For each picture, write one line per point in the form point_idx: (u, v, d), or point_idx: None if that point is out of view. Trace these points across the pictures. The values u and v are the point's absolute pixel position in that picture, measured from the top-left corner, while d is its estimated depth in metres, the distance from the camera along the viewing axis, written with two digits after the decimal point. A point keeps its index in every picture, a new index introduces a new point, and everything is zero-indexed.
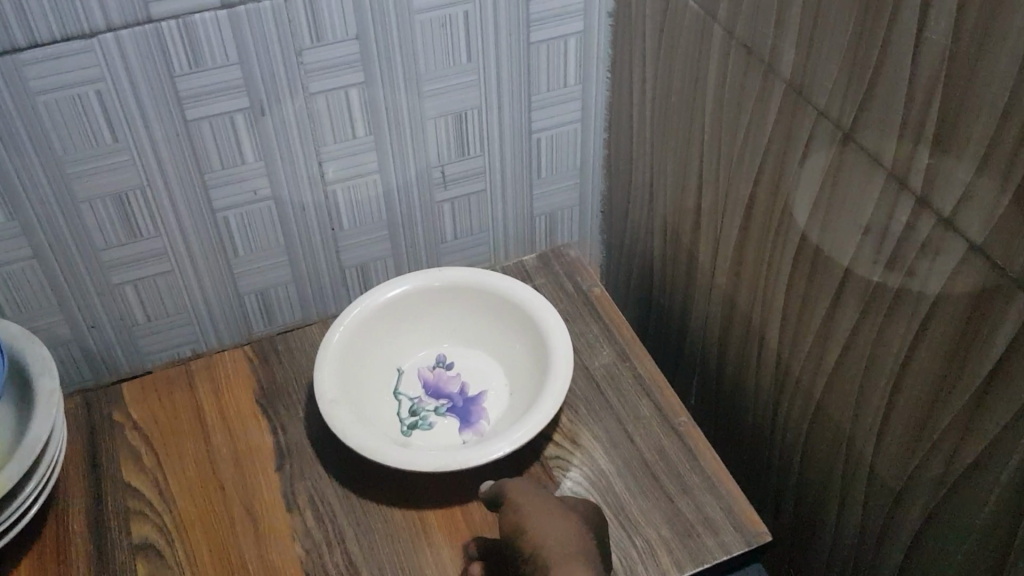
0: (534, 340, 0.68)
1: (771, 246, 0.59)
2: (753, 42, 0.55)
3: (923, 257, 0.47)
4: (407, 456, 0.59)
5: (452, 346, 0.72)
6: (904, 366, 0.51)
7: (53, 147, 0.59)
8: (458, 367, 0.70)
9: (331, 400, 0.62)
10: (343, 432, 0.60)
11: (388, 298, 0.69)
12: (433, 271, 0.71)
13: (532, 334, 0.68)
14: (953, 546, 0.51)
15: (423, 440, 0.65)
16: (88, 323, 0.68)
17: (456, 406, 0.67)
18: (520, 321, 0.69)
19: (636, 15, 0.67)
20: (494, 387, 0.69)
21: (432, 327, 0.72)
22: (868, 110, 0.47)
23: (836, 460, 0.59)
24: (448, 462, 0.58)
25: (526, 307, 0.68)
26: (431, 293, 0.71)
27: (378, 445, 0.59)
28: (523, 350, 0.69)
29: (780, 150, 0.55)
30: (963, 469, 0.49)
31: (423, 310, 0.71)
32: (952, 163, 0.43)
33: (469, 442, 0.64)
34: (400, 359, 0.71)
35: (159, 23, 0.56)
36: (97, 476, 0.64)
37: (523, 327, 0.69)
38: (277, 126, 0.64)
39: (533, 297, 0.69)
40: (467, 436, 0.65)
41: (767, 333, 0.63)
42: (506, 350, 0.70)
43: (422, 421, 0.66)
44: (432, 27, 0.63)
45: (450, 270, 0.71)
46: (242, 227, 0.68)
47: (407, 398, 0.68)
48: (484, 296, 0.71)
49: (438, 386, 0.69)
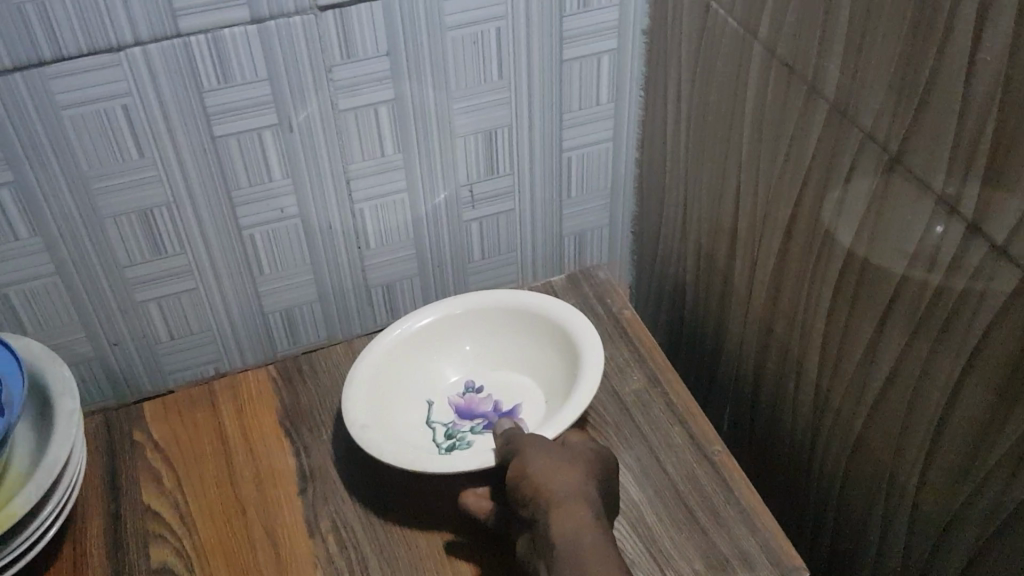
0: (562, 343, 0.66)
1: (812, 271, 0.58)
2: (795, 61, 0.53)
3: (973, 286, 0.45)
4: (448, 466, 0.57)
5: (481, 371, 0.70)
6: (951, 398, 0.49)
7: (78, 161, 0.58)
8: (488, 390, 0.68)
9: (362, 428, 0.61)
10: (378, 454, 0.59)
11: (410, 330, 0.68)
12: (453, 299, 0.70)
13: (559, 337, 0.67)
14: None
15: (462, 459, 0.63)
16: (110, 341, 0.67)
17: (493, 423, 0.65)
18: (545, 330, 0.68)
19: (672, 33, 0.65)
20: (529, 399, 0.67)
21: (459, 353, 0.70)
22: (917, 133, 0.45)
23: (877, 493, 0.57)
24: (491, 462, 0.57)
25: (550, 314, 0.67)
26: (454, 319, 0.69)
27: (415, 463, 0.58)
28: (552, 356, 0.67)
29: (822, 174, 0.54)
30: (1013, 507, 0.47)
31: (448, 336, 0.70)
32: (1005, 189, 0.41)
33: None
34: (431, 388, 0.69)
35: (188, 37, 0.55)
36: (116, 497, 0.63)
37: (553, 339, 0.67)
38: (305, 142, 0.63)
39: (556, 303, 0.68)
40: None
41: (805, 360, 0.61)
42: (535, 364, 0.68)
43: (460, 441, 0.64)
44: (464, 44, 0.62)
45: (470, 296, 0.70)
46: (268, 246, 0.67)
47: (441, 425, 0.66)
48: (507, 314, 0.69)
49: (469, 409, 0.67)
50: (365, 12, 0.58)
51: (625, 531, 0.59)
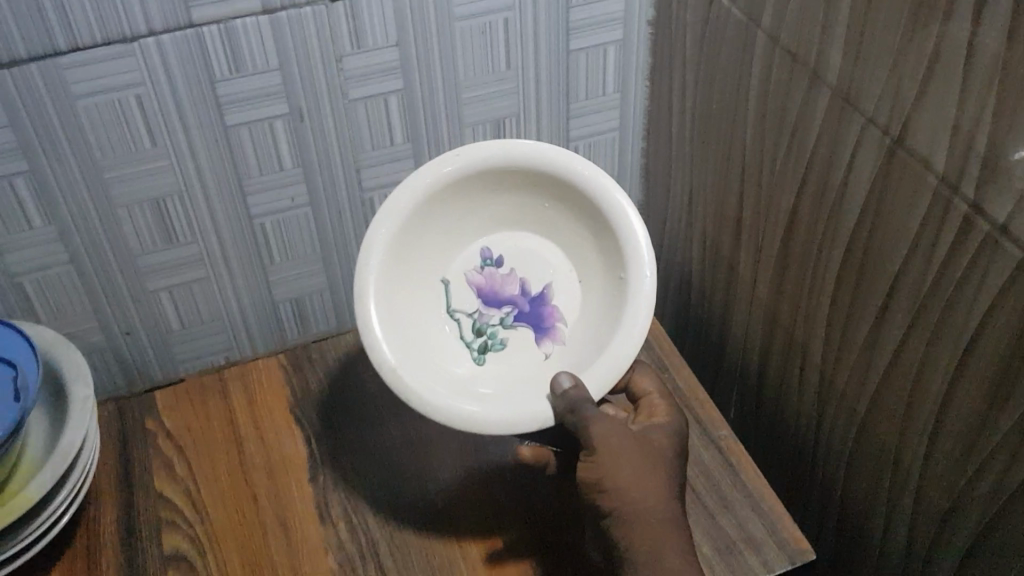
0: (593, 218, 0.57)
1: (816, 256, 0.58)
2: (798, 48, 0.54)
3: (973, 269, 0.45)
4: (506, 416, 0.52)
5: (494, 238, 0.60)
6: (952, 382, 0.49)
7: (91, 150, 0.59)
8: (510, 264, 0.60)
9: (388, 369, 0.53)
10: (428, 407, 0.52)
11: (413, 198, 0.56)
12: (452, 155, 0.57)
13: (586, 207, 0.57)
14: (1003, 567, 0.50)
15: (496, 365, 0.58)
16: (122, 329, 0.68)
17: (524, 312, 0.59)
18: (572, 197, 0.57)
19: (677, 23, 0.66)
20: (555, 273, 0.60)
21: (468, 220, 0.59)
22: (918, 117, 0.46)
23: (882, 476, 0.58)
24: (551, 420, 0.52)
25: (574, 178, 0.56)
26: (461, 184, 0.58)
27: (466, 412, 0.52)
28: (583, 230, 0.58)
29: (825, 159, 0.54)
30: (1014, 487, 0.47)
31: (456, 202, 0.58)
32: (1003, 173, 0.42)
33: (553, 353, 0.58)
34: (439, 258, 0.60)
35: (200, 28, 0.56)
36: (128, 484, 0.64)
37: (576, 201, 0.57)
38: (315, 131, 0.63)
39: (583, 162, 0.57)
40: (549, 347, 0.58)
41: (811, 344, 0.61)
42: (555, 233, 0.60)
43: (493, 342, 0.59)
44: (471, 34, 0.63)
45: (475, 149, 0.57)
46: (278, 234, 0.68)
47: (465, 315, 0.60)
48: (524, 176, 0.58)
49: (496, 293, 0.60)
50: (374, 3, 0.59)
51: None
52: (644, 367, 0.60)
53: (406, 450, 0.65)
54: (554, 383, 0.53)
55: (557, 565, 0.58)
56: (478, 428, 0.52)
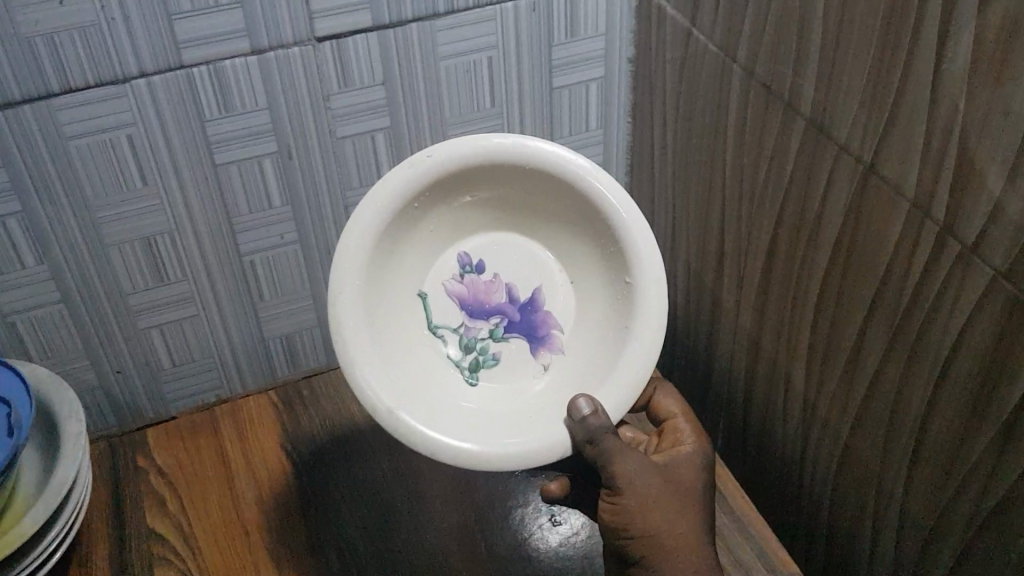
0: (586, 216, 0.56)
1: (796, 283, 0.59)
2: (773, 81, 0.55)
3: (945, 291, 0.46)
4: (522, 449, 0.51)
5: (473, 240, 0.59)
6: (931, 403, 0.50)
7: (84, 190, 0.59)
8: (491, 269, 0.59)
9: (388, 408, 0.51)
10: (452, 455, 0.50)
11: (393, 198, 0.54)
12: (435, 148, 0.54)
13: (579, 203, 0.56)
14: None
15: (494, 382, 0.57)
16: (113, 368, 0.68)
17: (515, 322, 0.58)
18: (563, 193, 0.56)
19: (657, 60, 0.68)
20: (544, 276, 0.59)
21: (447, 219, 0.58)
22: (888, 143, 0.47)
23: (867, 498, 0.58)
24: (568, 447, 0.51)
25: (568, 176, 0.55)
26: (444, 181, 0.55)
27: (479, 451, 0.51)
28: (574, 229, 0.58)
29: (801, 187, 0.56)
30: (994, 504, 0.47)
31: (436, 200, 0.56)
32: (970, 197, 0.43)
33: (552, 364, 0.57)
34: (416, 262, 0.58)
35: (190, 69, 0.57)
36: (120, 521, 0.64)
37: (541, 183, 0.56)
38: (304, 168, 0.65)
39: (577, 158, 0.55)
40: (547, 359, 0.58)
41: (794, 371, 0.62)
42: (541, 232, 0.59)
43: (484, 357, 0.58)
44: (456, 72, 0.65)
45: (459, 143, 0.54)
46: (268, 272, 0.69)
47: (451, 330, 0.58)
48: (509, 169, 0.56)
49: (481, 303, 0.58)
50: (360, 44, 0.61)
51: None
52: (666, 388, 0.63)
53: (396, 487, 0.67)
54: (572, 409, 0.52)
55: (585, 558, 0.62)
56: (495, 465, 0.50)
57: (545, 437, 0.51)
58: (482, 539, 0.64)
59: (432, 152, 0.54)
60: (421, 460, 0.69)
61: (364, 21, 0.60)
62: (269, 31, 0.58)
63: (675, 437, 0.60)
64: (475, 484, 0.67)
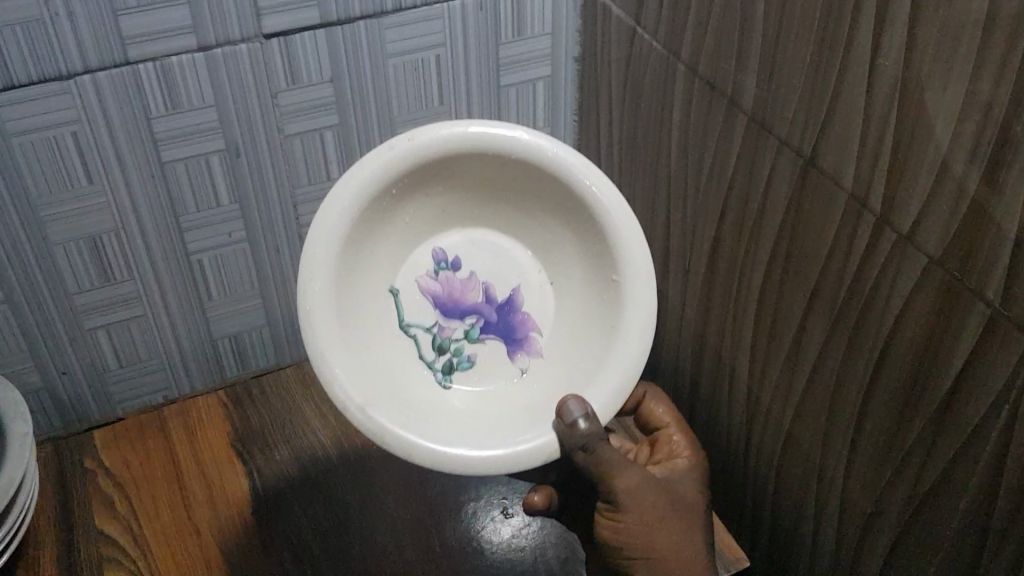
0: (570, 211, 0.56)
1: (739, 278, 0.60)
2: (715, 78, 0.57)
3: (880, 281, 0.48)
4: (505, 455, 0.50)
5: (449, 235, 0.58)
6: (869, 388, 0.51)
7: (27, 189, 0.59)
8: (467, 267, 0.58)
9: (359, 405, 0.50)
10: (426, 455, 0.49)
11: (369, 181, 0.53)
12: (415, 133, 0.54)
13: (563, 196, 0.55)
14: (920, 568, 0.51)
15: (467, 385, 0.57)
16: (58, 369, 0.68)
17: (491, 322, 0.58)
18: (548, 187, 0.56)
19: (602, 58, 0.69)
20: (523, 275, 0.58)
21: (424, 211, 0.57)
22: (827, 137, 0.49)
23: (809, 485, 0.59)
24: (556, 455, 0.50)
25: (554, 167, 0.54)
26: (422, 170, 0.55)
27: (456, 455, 0.50)
28: (557, 226, 0.57)
29: (743, 182, 0.57)
30: (928, 486, 0.48)
31: (413, 190, 0.56)
32: (904, 188, 0.44)
33: (529, 369, 0.57)
34: (389, 256, 0.57)
35: (136, 65, 0.57)
36: (68, 524, 0.64)
37: (516, 171, 0.56)
38: (252, 165, 0.65)
39: (563, 148, 0.54)
40: (524, 362, 0.57)
41: (738, 365, 0.64)
42: (522, 228, 0.58)
43: (458, 360, 0.57)
44: (404, 70, 0.65)
45: (440, 130, 0.54)
46: (216, 271, 0.69)
47: (424, 330, 0.57)
48: (491, 159, 0.55)
49: (457, 302, 0.57)
50: (308, 41, 0.61)
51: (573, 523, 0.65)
52: (655, 392, 0.64)
53: (348, 485, 0.67)
54: (560, 412, 0.50)
55: (537, 548, 0.63)
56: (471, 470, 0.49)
57: (532, 441, 0.50)
58: (434, 534, 0.64)
59: (412, 137, 0.54)
60: (372, 458, 0.69)
61: (312, 18, 0.60)
62: (216, 27, 0.58)
63: (671, 448, 0.62)
64: (426, 480, 0.68)
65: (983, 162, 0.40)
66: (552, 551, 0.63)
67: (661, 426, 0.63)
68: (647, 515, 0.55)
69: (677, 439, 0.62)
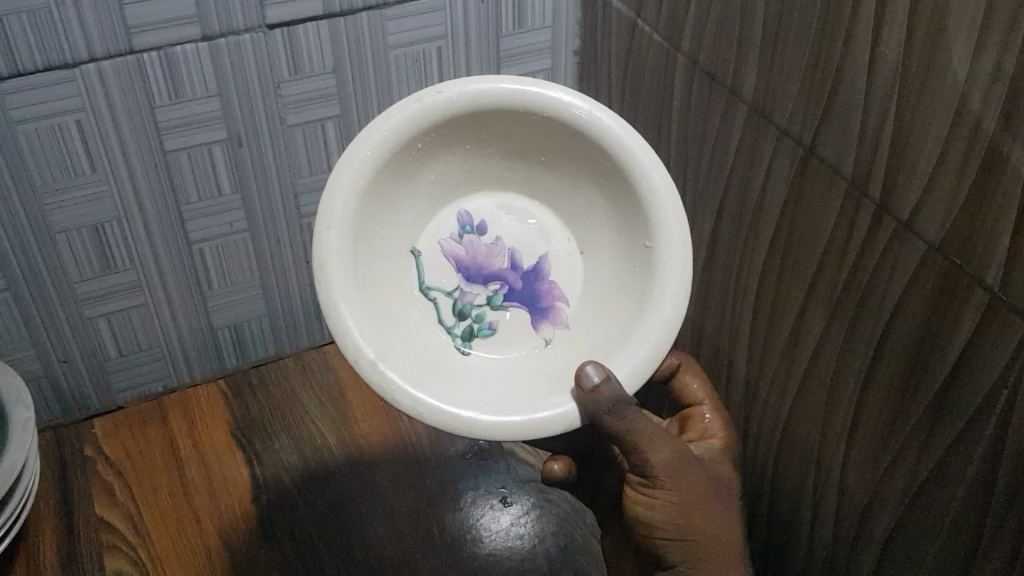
0: (602, 173, 0.54)
1: (737, 268, 0.61)
2: (716, 69, 0.57)
3: (878, 268, 0.48)
4: (523, 421, 0.48)
5: (475, 198, 0.58)
6: (868, 375, 0.51)
7: (31, 177, 0.59)
8: (493, 232, 0.57)
9: (372, 359, 0.49)
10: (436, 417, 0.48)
11: (394, 132, 0.52)
12: (444, 86, 0.53)
13: (596, 158, 0.54)
14: (917, 557, 0.51)
15: (488, 353, 0.55)
16: (59, 358, 0.68)
17: (515, 290, 0.56)
18: (580, 148, 0.54)
19: (602, 51, 0.70)
20: (551, 245, 0.57)
21: (448, 170, 0.56)
22: (827, 126, 0.49)
23: (806, 475, 0.59)
24: (578, 422, 0.49)
25: (587, 126, 0.53)
26: (449, 125, 0.53)
27: (471, 418, 0.48)
28: (588, 190, 0.56)
29: (742, 172, 0.58)
30: (927, 472, 0.48)
31: (439, 147, 0.55)
32: (904, 174, 0.45)
33: (553, 339, 0.55)
34: (412, 214, 0.56)
35: (141, 54, 0.57)
36: (69, 513, 0.64)
37: (547, 131, 0.54)
38: (254, 155, 0.65)
39: (597, 107, 0.53)
40: (549, 332, 0.56)
41: (735, 356, 0.64)
42: (551, 193, 0.57)
43: (479, 326, 0.56)
44: (407, 61, 0.66)
45: (471, 84, 0.53)
46: (217, 260, 0.69)
47: (445, 294, 0.56)
48: (521, 117, 0.54)
49: (480, 267, 0.56)
50: (312, 32, 0.61)
51: (571, 512, 0.66)
52: (689, 363, 0.64)
53: (348, 474, 0.68)
54: (579, 377, 0.49)
55: (539, 536, 0.64)
56: (486, 433, 0.48)
57: (554, 409, 0.49)
58: (434, 522, 0.65)
59: (441, 90, 0.53)
60: (372, 447, 0.70)
61: (315, 9, 0.60)
62: (220, 18, 0.58)
63: (703, 428, 0.62)
64: (425, 468, 0.68)
65: (983, 148, 0.40)
66: (552, 540, 0.64)
67: (694, 400, 0.63)
68: (686, 490, 0.54)
69: (708, 417, 0.63)
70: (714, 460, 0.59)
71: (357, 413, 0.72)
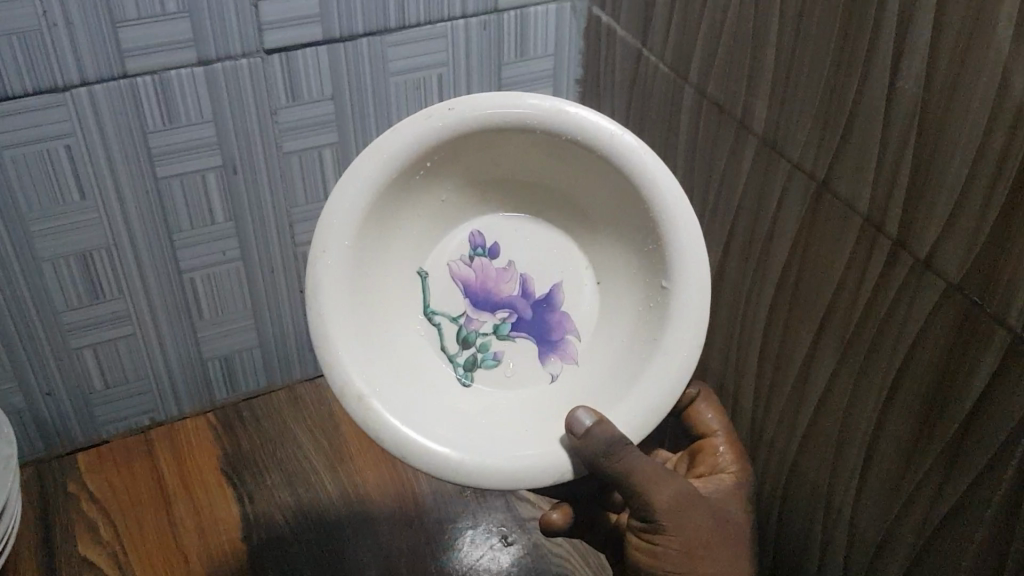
0: (620, 203, 0.52)
1: (744, 303, 0.60)
2: (725, 100, 0.56)
3: (893, 309, 0.47)
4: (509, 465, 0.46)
5: (490, 217, 0.56)
6: (879, 418, 0.50)
7: (17, 204, 0.57)
8: (506, 255, 0.55)
9: (361, 399, 0.47)
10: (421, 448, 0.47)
11: (398, 153, 0.50)
12: (453, 102, 0.50)
13: (616, 182, 0.51)
14: None
15: (492, 384, 0.54)
16: (42, 390, 0.66)
17: (525, 318, 0.55)
18: (601, 174, 0.52)
19: (606, 80, 0.69)
20: (566, 273, 0.55)
21: (460, 185, 0.54)
22: (843, 160, 0.48)
23: (814, 519, 0.58)
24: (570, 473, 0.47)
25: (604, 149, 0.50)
26: (456, 144, 0.51)
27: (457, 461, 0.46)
28: (605, 216, 0.53)
29: (752, 205, 0.56)
30: (943, 517, 0.47)
31: (445, 168, 0.53)
32: (923, 212, 0.44)
33: (559, 376, 0.53)
34: (419, 234, 0.54)
35: (134, 78, 0.56)
36: (51, 552, 0.62)
37: (564, 151, 0.52)
38: (248, 182, 0.64)
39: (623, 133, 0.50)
40: (555, 367, 0.54)
41: (740, 394, 0.63)
42: (568, 215, 0.55)
43: (483, 356, 0.54)
44: (405, 88, 0.65)
45: (483, 101, 0.50)
46: (209, 289, 0.67)
47: (449, 319, 0.55)
48: (535, 138, 0.51)
49: (491, 294, 0.55)
50: (311, 59, 0.60)
51: (579, 562, 0.63)
52: (707, 395, 0.62)
53: (342, 513, 0.66)
54: (570, 423, 0.47)
55: None
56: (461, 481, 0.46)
57: (537, 456, 0.47)
58: (431, 564, 0.63)
59: (453, 107, 0.50)
60: (366, 485, 0.68)
61: (314, 35, 0.59)
62: (217, 42, 0.57)
63: (713, 462, 0.60)
64: (422, 507, 0.66)
65: (1008, 186, 0.39)
66: None
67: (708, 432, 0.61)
68: (691, 537, 0.52)
69: (721, 451, 0.60)
70: (723, 499, 0.57)
71: (350, 449, 0.70)
